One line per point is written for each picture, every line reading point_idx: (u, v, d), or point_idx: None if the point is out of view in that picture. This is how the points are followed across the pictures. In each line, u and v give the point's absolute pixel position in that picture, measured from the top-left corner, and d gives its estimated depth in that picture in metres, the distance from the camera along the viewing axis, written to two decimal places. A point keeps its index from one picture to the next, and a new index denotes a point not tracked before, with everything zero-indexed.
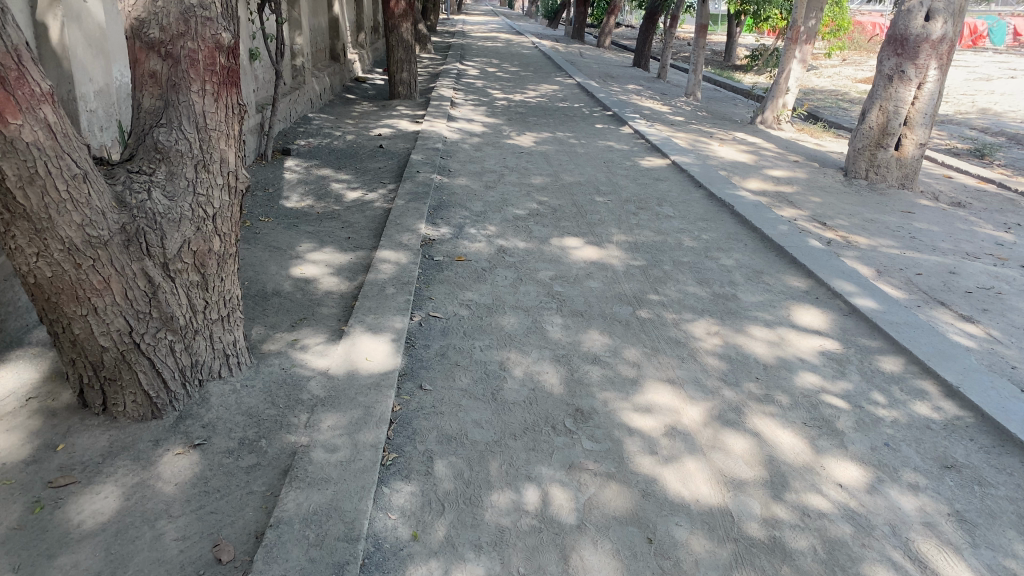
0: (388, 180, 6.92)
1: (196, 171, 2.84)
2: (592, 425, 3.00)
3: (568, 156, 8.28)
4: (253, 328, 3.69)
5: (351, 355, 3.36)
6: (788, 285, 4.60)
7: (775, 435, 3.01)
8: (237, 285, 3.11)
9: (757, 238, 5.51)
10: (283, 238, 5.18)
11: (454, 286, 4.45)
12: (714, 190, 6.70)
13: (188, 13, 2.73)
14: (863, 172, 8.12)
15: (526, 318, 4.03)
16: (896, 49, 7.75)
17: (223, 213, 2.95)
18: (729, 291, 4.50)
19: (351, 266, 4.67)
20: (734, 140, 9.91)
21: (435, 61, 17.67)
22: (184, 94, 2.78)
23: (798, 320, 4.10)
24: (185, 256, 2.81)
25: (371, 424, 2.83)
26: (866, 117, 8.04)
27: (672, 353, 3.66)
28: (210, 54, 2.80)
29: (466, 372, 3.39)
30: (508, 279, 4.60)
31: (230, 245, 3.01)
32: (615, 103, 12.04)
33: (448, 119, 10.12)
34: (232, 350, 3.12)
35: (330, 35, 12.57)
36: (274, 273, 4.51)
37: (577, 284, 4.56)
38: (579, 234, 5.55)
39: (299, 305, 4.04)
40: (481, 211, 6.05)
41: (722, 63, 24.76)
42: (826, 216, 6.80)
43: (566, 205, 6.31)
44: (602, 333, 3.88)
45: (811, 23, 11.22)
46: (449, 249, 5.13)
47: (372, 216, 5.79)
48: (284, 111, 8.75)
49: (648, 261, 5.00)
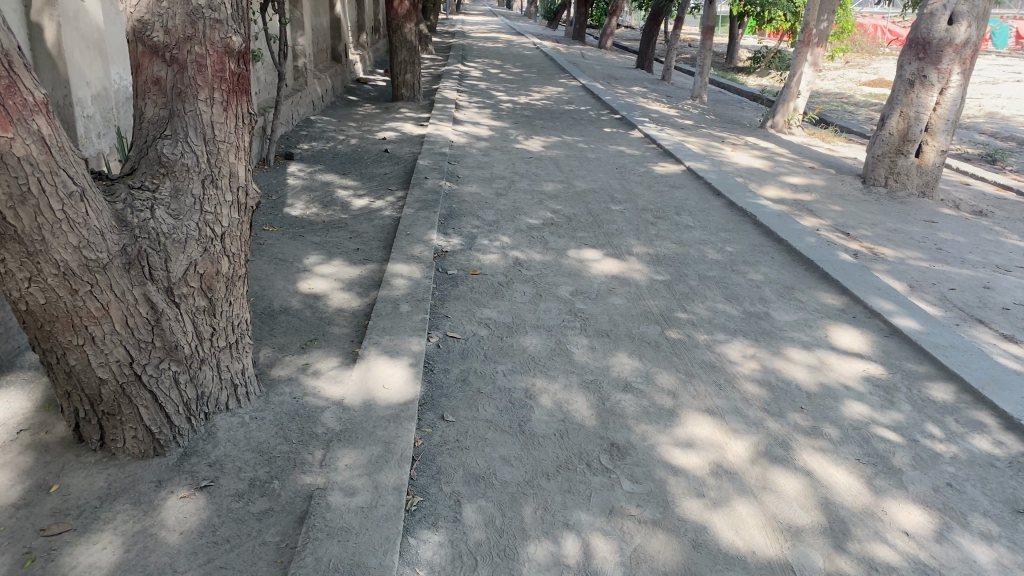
0: (395, 187, 6.69)
1: (203, 187, 2.60)
2: (632, 463, 2.78)
3: (579, 161, 8.06)
4: (261, 352, 3.46)
5: (366, 382, 3.12)
6: (822, 302, 4.38)
7: (828, 474, 2.79)
8: (247, 309, 2.88)
9: (783, 250, 5.29)
10: (289, 249, 4.95)
11: (471, 302, 4.22)
12: (733, 198, 6.49)
13: (195, 15, 2.50)
14: (882, 179, 7.92)
15: (549, 338, 3.81)
16: (917, 53, 7.54)
17: (233, 232, 2.71)
18: (760, 309, 4.28)
19: (362, 281, 4.43)
20: (746, 145, 9.69)
21: (437, 62, 17.41)
22: (190, 103, 2.55)
23: (836, 342, 3.89)
24: (191, 279, 2.58)
25: (393, 463, 2.59)
26: (886, 123, 7.83)
27: (708, 379, 3.45)
28: (219, 59, 2.56)
29: (490, 400, 3.16)
30: (527, 294, 4.38)
31: (240, 267, 2.78)
32: (623, 106, 11.82)
33: (454, 122, 9.88)
34: (240, 379, 2.88)
35: (332, 35, 12.32)
36: (281, 288, 4.28)
37: (600, 301, 4.34)
38: (597, 246, 5.33)
39: (308, 324, 3.81)
40: (494, 220, 5.82)
41: (725, 65, 24.55)
42: (849, 226, 6.58)
43: (581, 214, 6.09)
44: (631, 356, 3.66)
45: (823, 26, 11.01)
46: (463, 261, 4.90)
47: (380, 225, 5.56)
48: (287, 114, 8.51)
49: (672, 275, 4.78)
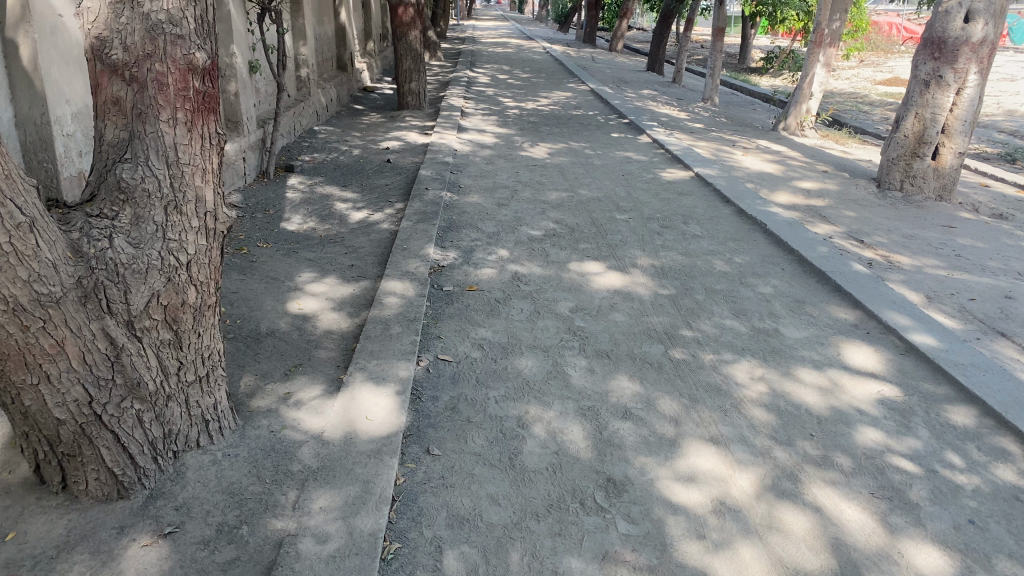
0: (395, 199, 6.54)
1: (166, 213, 2.45)
2: (628, 501, 2.61)
3: (585, 168, 7.88)
4: (242, 379, 3.30)
5: (348, 413, 2.95)
6: (835, 317, 4.18)
7: (840, 510, 2.60)
8: (219, 339, 2.72)
9: (794, 261, 5.08)
10: (282, 266, 4.80)
11: (466, 321, 4.05)
12: (743, 206, 6.29)
13: (155, 31, 2.35)
14: (898, 182, 7.69)
15: (546, 360, 3.63)
16: (933, 52, 7.31)
17: (200, 260, 2.56)
18: (769, 325, 4.09)
19: (353, 300, 4.27)
20: (758, 148, 9.48)
21: (445, 68, 17.29)
22: (151, 124, 2.40)
23: (850, 361, 3.69)
24: (154, 311, 2.42)
25: (370, 506, 2.43)
26: (901, 125, 7.60)
27: (713, 404, 3.27)
28: (182, 77, 2.41)
29: (480, 431, 2.99)
30: (525, 312, 4.20)
31: (209, 296, 2.62)
32: (632, 110, 11.62)
33: (459, 130, 9.73)
34: (212, 414, 2.73)
35: (336, 44, 12.21)
36: (270, 308, 4.13)
37: (601, 318, 4.16)
38: (600, 258, 5.14)
39: (295, 348, 3.65)
40: (494, 232, 5.65)
41: (737, 66, 24.27)
42: (863, 233, 6.37)
43: (585, 224, 5.91)
44: (632, 379, 3.47)
45: (835, 26, 10.77)
46: (460, 276, 4.73)
47: (377, 240, 5.40)
48: (288, 125, 8.38)
49: (677, 289, 4.59)
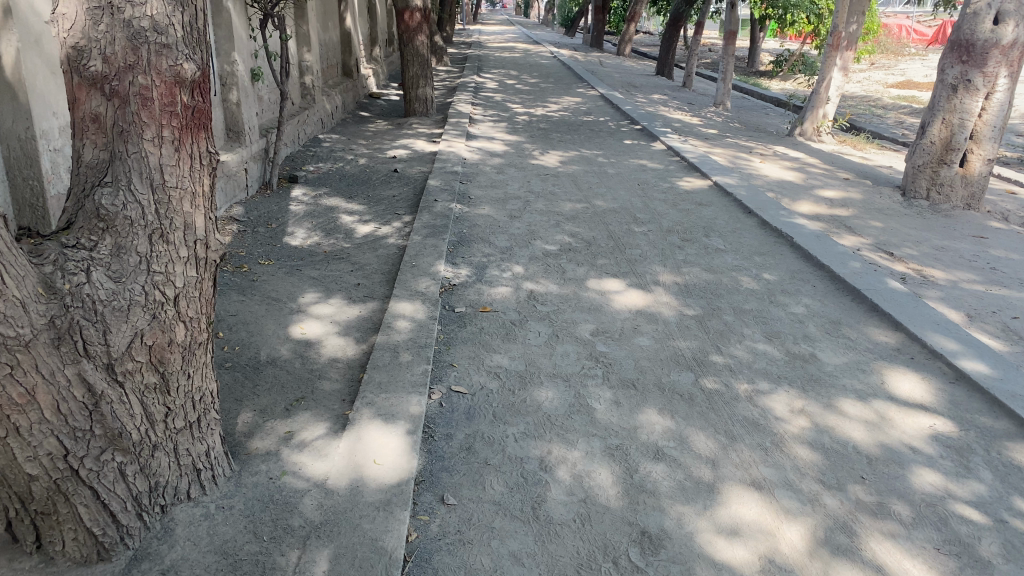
0: (403, 211, 6.29)
1: (151, 243, 2.19)
2: (667, 560, 2.35)
3: (598, 177, 7.62)
4: (240, 416, 3.04)
5: (355, 456, 2.69)
6: (875, 341, 3.91)
7: (903, 570, 2.34)
8: (211, 379, 2.46)
9: (826, 277, 4.81)
10: (284, 286, 4.55)
11: (481, 347, 3.78)
12: (766, 217, 6.02)
13: (138, 39, 2.09)
14: (924, 191, 7.41)
15: (568, 390, 3.36)
16: (961, 55, 7.03)
17: (190, 294, 2.30)
18: (804, 350, 3.82)
19: (360, 324, 4.01)
20: (776, 155, 9.20)
21: (452, 74, 17.06)
22: (135, 143, 2.14)
23: (896, 390, 3.42)
24: (137, 352, 2.16)
25: (379, 570, 2.16)
26: (927, 130, 7.32)
27: (752, 443, 3.01)
28: (169, 91, 2.16)
29: (500, 475, 2.73)
30: (542, 336, 3.93)
31: (200, 333, 2.36)
32: (644, 116, 11.35)
33: (468, 137, 9.48)
34: (204, 463, 2.46)
35: (342, 49, 12.00)
36: (272, 333, 3.88)
37: (624, 342, 3.89)
38: (620, 275, 4.88)
39: (297, 379, 3.39)
40: (507, 246, 5.39)
41: (745, 69, 23.95)
42: (892, 245, 6.09)
43: (601, 237, 5.65)
44: (661, 412, 3.21)
45: (853, 28, 10.46)
46: (473, 295, 4.47)
47: (385, 256, 5.15)
48: (292, 134, 8.14)
49: (703, 309, 4.32)
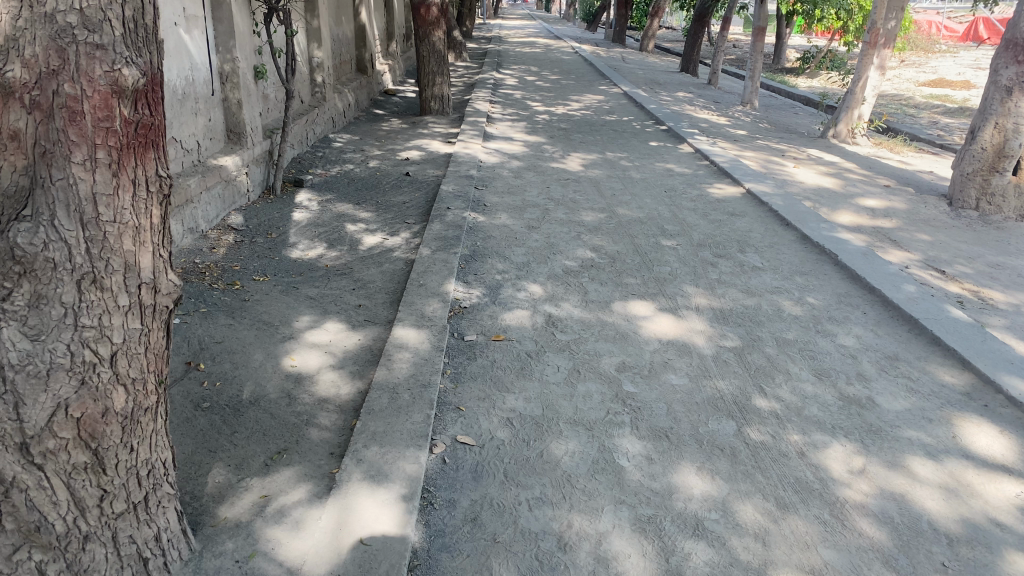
0: (413, 219, 5.88)
1: (80, 289, 1.77)
2: None
3: (622, 182, 7.15)
4: (211, 474, 2.66)
5: (339, 533, 2.28)
6: (940, 382, 3.44)
7: None
8: (161, 445, 2.06)
9: (877, 302, 4.34)
10: (277, 307, 4.13)
11: (492, 384, 3.34)
12: (807, 231, 5.54)
13: (63, 38, 1.65)
14: (973, 201, 6.89)
15: (591, 442, 2.93)
16: (1015, 55, 6.52)
17: (132, 351, 1.89)
18: (861, 393, 3.36)
19: (358, 355, 3.58)
20: (810, 160, 8.69)
21: (472, 69, 16.61)
22: (60, 167, 1.71)
23: (973, 447, 2.96)
24: (61, 427, 1.75)
25: None
26: (977, 136, 6.80)
27: (808, 513, 2.56)
28: (104, 102, 1.72)
29: (510, 557, 2.30)
30: (562, 371, 3.49)
31: (146, 396, 1.96)
32: (670, 115, 10.85)
33: (485, 138, 9.04)
34: (153, 548, 2.05)
35: (357, 45, 11.60)
36: (259, 365, 3.48)
37: (653, 380, 3.45)
38: (648, 297, 4.43)
39: (281, 425, 2.98)
40: (524, 261, 4.96)
41: (772, 65, 23.29)
42: (942, 261, 5.60)
43: (627, 252, 5.20)
44: (700, 472, 2.77)
45: (892, 24, 9.87)
46: (485, 320, 4.03)
47: (390, 271, 4.73)
48: (300, 134, 7.74)
49: (743, 341, 3.86)
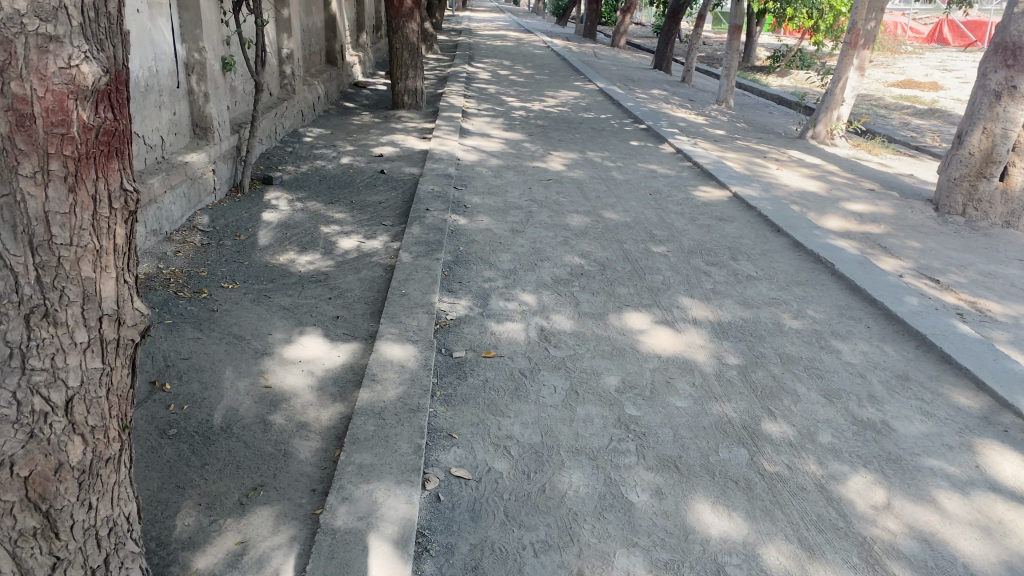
0: (391, 221, 5.61)
1: (28, 326, 1.50)
2: None
3: (605, 184, 6.94)
4: (180, 516, 2.39)
5: None
6: (955, 406, 3.28)
7: None
8: (125, 497, 1.80)
9: (879, 315, 4.18)
10: (249, 318, 3.85)
11: (484, 408, 3.10)
12: (799, 237, 5.38)
13: (9, 27, 1.38)
14: (960, 206, 6.79)
15: (597, 475, 2.71)
16: (1005, 59, 6.42)
17: (90, 395, 1.62)
18: (874, 416, 3.18)
19: (338, 374, 3.31)
20: (792, 161, 8.57)
21: (444, 63, 16.28)
22: (4, 181, 1.43)
23: (999, 479, 2.80)
24: (6, 489, 1.49)
25: None
26: (964, 141, 6.69)
27: (836, 557, 2.37)
28: (59, 103, 1.44)
29: None
30: (559, 392, 3.26)
31: (108, 445, 1.69)
32: (648, 114, 10.68)
33: (461, 135, 8.77)
34: None
35: (327, 36, 11.24)
36: (230, 385, 3.20)
37: (656, 402, 3.23)
38: (643, 308, 4.22)
39: (257, 455, 2.71)
40: (511, 268, 4.72)
41: (742, 63, 23.27)
42: (935, 270, 5.49)
43: (617, 258, 4.99)
44: (716, 509, 2.57)
45: (872, 25, 9.79)
46: (473, 333, 3.78)
47: (370, 278, 4.46)
48: (269, 128, 7.41)
49: (746, 358, 3.67)
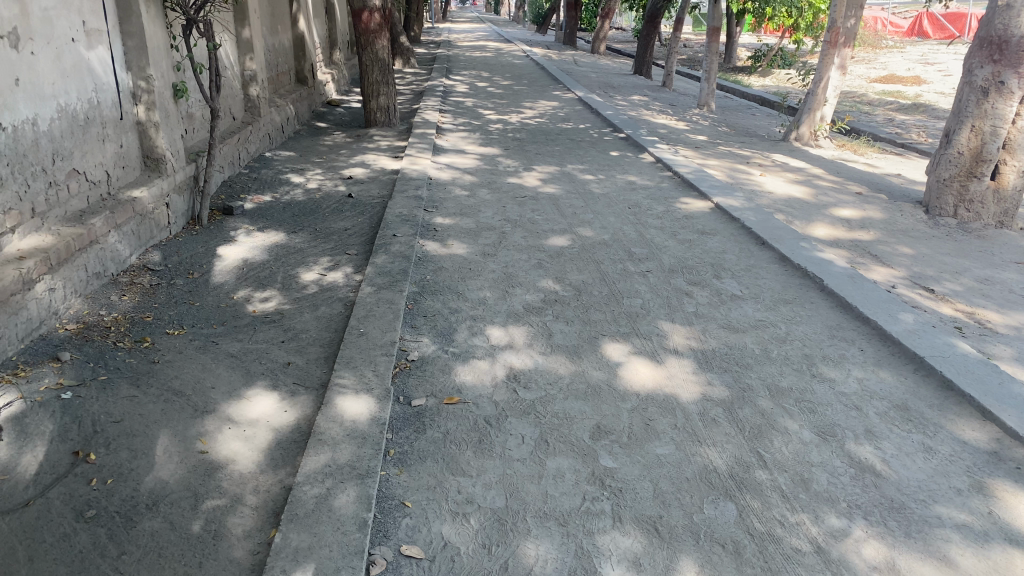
0: (355, 250, 5.30)
1: None
2: None
3: (583, 199, 6.66)
4: None
5: None
6: (960, 440, 3.00)
7: None
8: None
9: (873, 336, 3.89)
10: (191, 370, 3.54)
11: (443, 467, 2.80)
12: (785, 250, 5.10)
13: None
14: (951, 207, 6.53)
15: (566, 544, 2.41)
16: (991, 54, 6.16)
17: None
18: (874, 455, 2.90)
19: (283, 435, 3.01)
20: (776, 166, 8.31)
21: (420, 77, 15.97)
22: None
23: (1014, 528, 2.52)
24: None
25: None
26: (953, 139, 6.45)
27: None
28: None
29: None
30: (527, 443, 2.96)
31: None
32: (628, 121, 10.41)
33: (435, 152, 8.48)
34: None
35: (295, 55, 10.94)
36: (161, 452, 2.88)
37: (634, 450, 2.94)
38: (621, 338, 3.92)
39: (182, 540, 2.41)
40: (480, 298, 4.42)
41: (724, 64, 23.04)
42: (928, 278, 5.22)
43: (593, 282, 4.70)
44: None
45: (851, 23, 9.57)
46: (435, 377, 3.48)
47: (328, 317, 4.16)
48: (231, 154, 7.10)
49: (731, 391, 3.38)
